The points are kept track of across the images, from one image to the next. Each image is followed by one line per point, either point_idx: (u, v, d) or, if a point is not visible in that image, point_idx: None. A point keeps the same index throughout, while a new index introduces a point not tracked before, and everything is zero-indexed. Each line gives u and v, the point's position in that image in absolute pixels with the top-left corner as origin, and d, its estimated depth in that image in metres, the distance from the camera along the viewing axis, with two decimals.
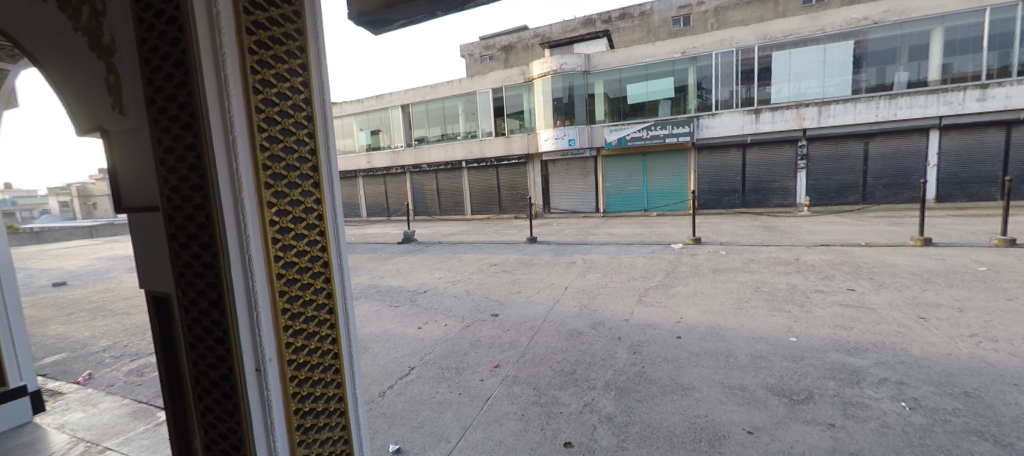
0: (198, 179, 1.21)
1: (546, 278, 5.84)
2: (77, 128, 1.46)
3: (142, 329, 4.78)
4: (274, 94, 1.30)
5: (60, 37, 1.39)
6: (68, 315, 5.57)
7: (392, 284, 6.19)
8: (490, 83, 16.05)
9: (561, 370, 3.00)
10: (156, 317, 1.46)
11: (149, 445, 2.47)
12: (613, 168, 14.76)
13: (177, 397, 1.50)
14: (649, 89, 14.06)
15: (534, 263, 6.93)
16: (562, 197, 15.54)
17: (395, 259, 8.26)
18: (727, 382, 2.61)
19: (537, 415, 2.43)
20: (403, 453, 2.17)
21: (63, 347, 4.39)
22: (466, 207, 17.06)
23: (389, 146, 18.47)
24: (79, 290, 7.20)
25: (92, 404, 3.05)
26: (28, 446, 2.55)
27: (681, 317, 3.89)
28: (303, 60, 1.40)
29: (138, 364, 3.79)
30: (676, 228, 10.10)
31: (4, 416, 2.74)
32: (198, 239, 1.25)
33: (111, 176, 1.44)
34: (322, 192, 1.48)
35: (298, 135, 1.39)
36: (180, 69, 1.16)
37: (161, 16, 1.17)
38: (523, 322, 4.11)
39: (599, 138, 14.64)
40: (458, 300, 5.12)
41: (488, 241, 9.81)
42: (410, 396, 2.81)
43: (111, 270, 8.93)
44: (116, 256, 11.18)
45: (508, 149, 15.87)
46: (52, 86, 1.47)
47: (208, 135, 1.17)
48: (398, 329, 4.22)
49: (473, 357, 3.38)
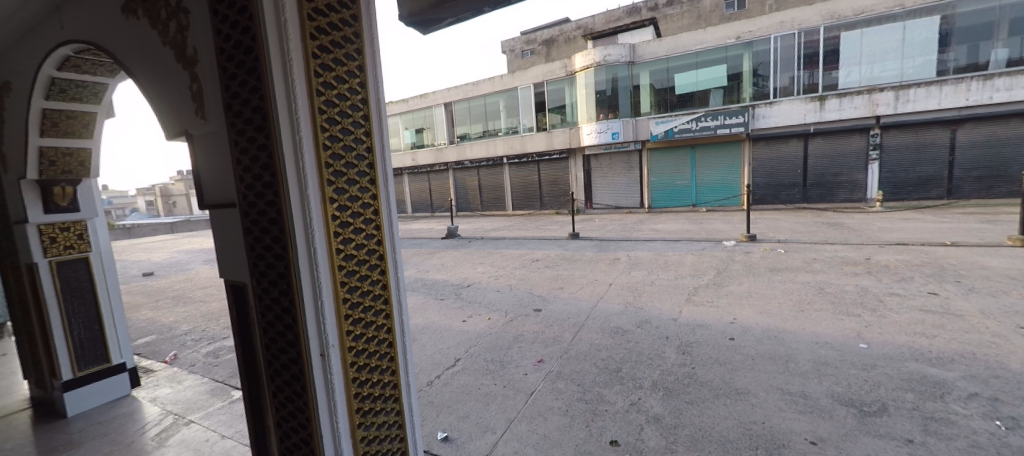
0: (269, 177, 1.31)
1: (589, 275, 5.78)
2: (166, 133, 1.64)
3: (216, 316, 5.27)
4: (334, 96, 1.38)
5: (152, 51, 1.55)
6: (155, 302, 6.26)
7: (437, 278, 6.38)
8: (531, 78, 16.01)
9: (607, 367, 2.96)
10: (234, 303, 1.61)
11: (226, 420, 2.73)
12: (658, 162, 14.23)
13: (252, 377, 1.65)
14: (699, 78, 13.39)
15: (576, 260, 6.85)
16: (605, 193, 15.23)
17: (439, 254, 8.50)
18: (787, 388, 2.46)
19: (582, 411, 2.42)
20: (451, 441, 2.26)
21: (153, 329, 4.94)
22: (507, 203, 17.17)
23: (432, 144, 18.97)
24: (163, 279, 8.06)
25: (178, 381, 3.41)
26: (128, 416, 2.91)
27: (734, 318, 3.71)
28: (359, 62, 1.47)
29: (214, 346, 4.20)
30: (727, 224, 9.57)
31: (108, 388, 3.14)
32: (270, 233, 1.36)
33: (195, 176, 1.60)
34: (378, 188, 1.55)
35: (356, 134, 1.46)
36: (253, 76, 1.26)
37: (237, 26, 1.27)
38: (566, 319, 4.09)
39: (644, 131, 14.16)
40: (501, 294, 5.19)
41: (530, 236, 9.84)
42: (456, 387, 2.89)
43: (188, 262, 9.90)
44: (192, 249, 12.38)
45: (550, 144, 15.78)
46: (147, 96, 1.65)
47: (277, 136, 1.26)
48: (443, 322, 4.35)
49: (517, 351, 3.42)
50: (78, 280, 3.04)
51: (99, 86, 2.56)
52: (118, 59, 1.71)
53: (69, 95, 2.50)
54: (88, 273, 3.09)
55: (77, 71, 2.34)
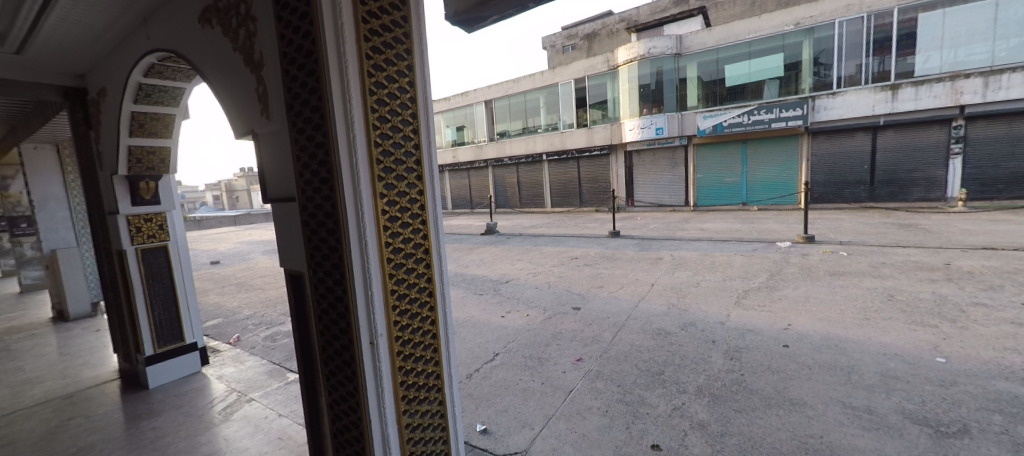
0: (326, 173, 1.39)
1: (630, 274, 5.64)
2: (235, 132, 1.78)
3: (274, 302, 5.67)
4: (385, 95, 1.44)
5: (225, 56, 1.69)
6: (221, 288, 6.81)
7: (477, 273, 6.48)
8: (572, 73, 15.81)
9: (648, 369, 2.89)
10: (293, 291, 1.72)
11: (282, 400, 2.93)
12: (705, 158, 13.60)
13: (307, 361, 1.76)
14: (752, 69, 12.63)
15: (616, 258, 6.71)
16: (647, 190, 14.78)
17: (478, 249, 8.63)
18: (849, 402, 2.29)
19: (622, 412, 2.38)
20: (489, 434, 2.30)
21: (219, 313, 5.40)
22: (546, 200, 17.09)
23: (473, 141, 19.23)
24: (228, 267, 8.77)
25: (240, 361, 3.71)
26: (198, 391, 3.20)
27: (789, 324, 3.49)
28: (408, 62, 1.52)
29: (272, 331, 4.51)
30: (782, 224, 8.99)
31: (181, 364, 3.46)
32: (326, 226, 1.44)
33: (260, 172, 1.72)
34: (424, 184, 1.59)
35: (404, 132, 1.51)
36: (313, 78, 1.34)
37: (298, 31, 1.35)
38: (606, 318, 4.02)
39: (691, 126, 13.56)
40: (540, 291, 5.19)
41: (569, 234, 9.76)
42: (495, 381, 2.93)
43: (249, 253, 10.68)
44: (252, 241, 13.34)
45: (591, 140, 15.52)
46: (218, 98, 1.79)
47: (334, 134, 1.33)
48: (482, 316, 4.42)
49: (555, 348, 3.40)
50: (157, 266, 3.36)
51: (178, 91, 2.82)
52: (196, 66, 1.88)
53: (155, 99, 2.79)
54: (165, 260, 3.42)
55: (162, 77, 2.60)
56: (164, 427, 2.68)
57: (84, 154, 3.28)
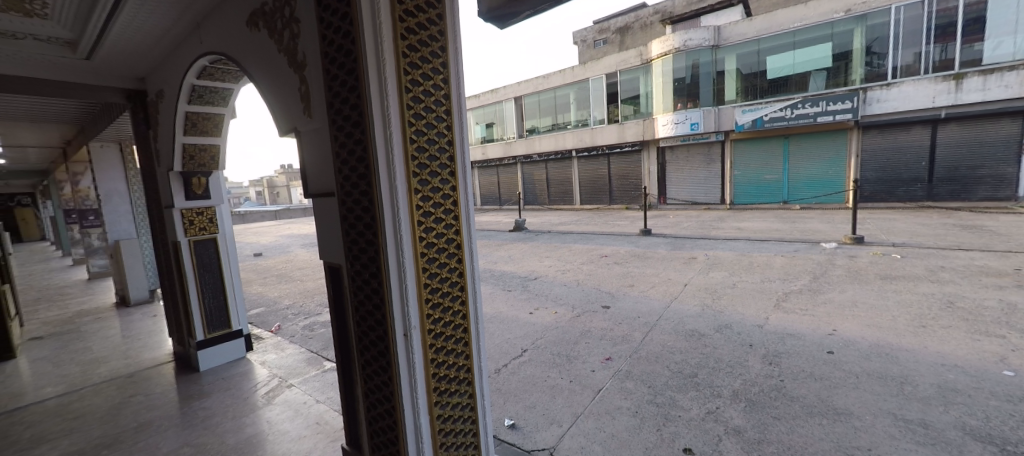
0: (364, 170, 1.43)
1: (661, 273, 5.50)
2: (279, 130, 1.86)
3: (312, 294, 5.92)
4: (420, 93, 1.46)
5: (270, 57, 1.77)
6: (263, 279, 7.18)
7: (505, 270, 6.51)
8: (604, 68, 15.55)
9: (681, 371, 2.81)
10: (331, 282, 1.79)
11: (319, 387, 3.06)
12: (744, 154, 13.03)
13: (344, 350, 1.83)
14: (796, 60, 11.99)
15: (647, 257, 6.57)
16: (680, 187, 14.34)
17: (507, 246, 8.67)
18: (901, 414, 2.14)
19: (653, 414, 2.33)
20: (518, 429, 2.31)
21: (262, 302, 5.69)
22: (575, 197, 16.92)
23: (502, 138, 19.29)
24: (269, 259, 9.23)
25: (281, 349, 3.90)
26: (243, 375, 3.39)
27: (834, 329, 3.30)
28: (443, 59, 1.53)
29: (309, 321, 4.71)
30: (827, 224, 8.49)
31: (228, 350, 3.68)
32: (363, 221, 1.49)
33: (301, 169, 1.80)
34: (457, 180, 1.61)
35: (438, 128, 1.53)
36: (352, 77, 1.38)
37: (338, 32, 1.40)
38: (636, 318, 3.94)
39: (729, 121, 13.01)
40: (568, 289, 5.16)
41: (598, 231, 9.62)
42: (523, 377, 2.95)
43: (288, 246, 11.20)
44: (290, 235, 13.97)
45: (622, 136, 15.21)
46: (264, 97, 1.89)
47: (371, 131, 1.36)
48: (511, 312, 4.44)
49: (584, 347, 3.38)
50: (207, 257, 3.57)
51: (227, 91, 2.98)
52: (243, 67, 1.98)
53: (206, 100, 2.96)
54: (214, 252, 3.63)
55: (213, 79, 2.76)
56: (213, 408, 2.87)
57: (144, 152, 3.53)
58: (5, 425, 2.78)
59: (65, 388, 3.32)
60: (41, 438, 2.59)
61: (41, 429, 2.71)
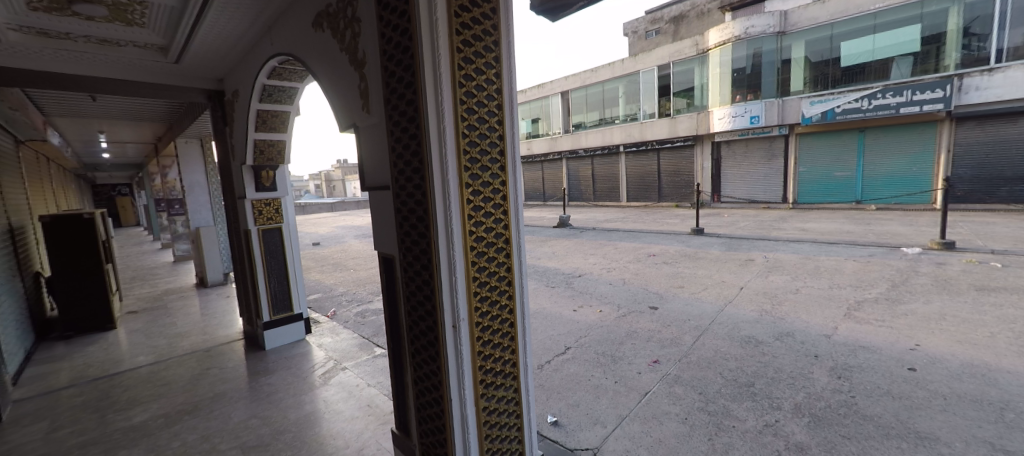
0: (417, 163, 1.46)
1: (715, 275, 5.21)
2: (340, 126, 1.96)
3: (364, 282, 6.24)
4: (473, 87, 1.47)
5: (334, 57, 1.86)
6: (321, 267, 7.66)
7: (549, 266, 6.48)
8: (655, 59, 14.96)
9: (735, 380, 2.65)
10: (385, 272, 1.85)
11: (370, 372, 3.22)
12: (811, 149, 12.01)
13: (396, 339, 1.90)
14: (876, 45, 10.84)
15: (699, 258, 6.25)
16: (737, 184, 13.52)
17: (551, 242, 8.61)
18: (1000, 444, 1.88)
19: (704, 422, 2.22)
20: (561, 427, 2.30)
21: (319, 289, 6.08)
22: (622, 193, 16.45)
23: (547, 133, 19.16)
24: (326, 248, 9.82)
25: (336, 333, 4.15)
26: (302, 355, 3.64)
27: (916, 344, 2.97)
28: (496, 54, 1.53)
29: (361, 308, 4.97)
30: (909, 227, 7.64)
31: (290, 331, 3.97)
32: (415, 213, 1.52)
33: (360, 163, 1.88)
34: (507, 174, 1.61)
35: (489, 122, 1.54)
36: (408, 73, 1.41)
37: (396, 30, 1.43)
38: (686, 320, 3.77)
39: (794, 113, 12.00)
40: (614, 288, 5.03)
41: (646, 229, 9.31)
42: (567, 374, 2.92)
43: (343, 236, 11.84)
44: (345, 226, 14.75)
45: (673, 130, 14.56)
46: (326, 94, 1.99)
47: (426, 125, 1.38)
48: (554, 309, 4.41)
49: (630, 348, 3.28)
50: (273, 245, 3.86)
51: (293, 90, 3.18)
52: (309, 65, 2.09)
53: (275, 99, 3.18)
54: (280, 240, 3.91)
55: (281, 79, 2.96)
56: (277, 384, 3.11)
57: (221, 148, 3.87)
58: (108, 387, 3.19)
59: (155, 357, 3.74)
60: (136, 400, 2.94)
61: (135, 392, 3.07)
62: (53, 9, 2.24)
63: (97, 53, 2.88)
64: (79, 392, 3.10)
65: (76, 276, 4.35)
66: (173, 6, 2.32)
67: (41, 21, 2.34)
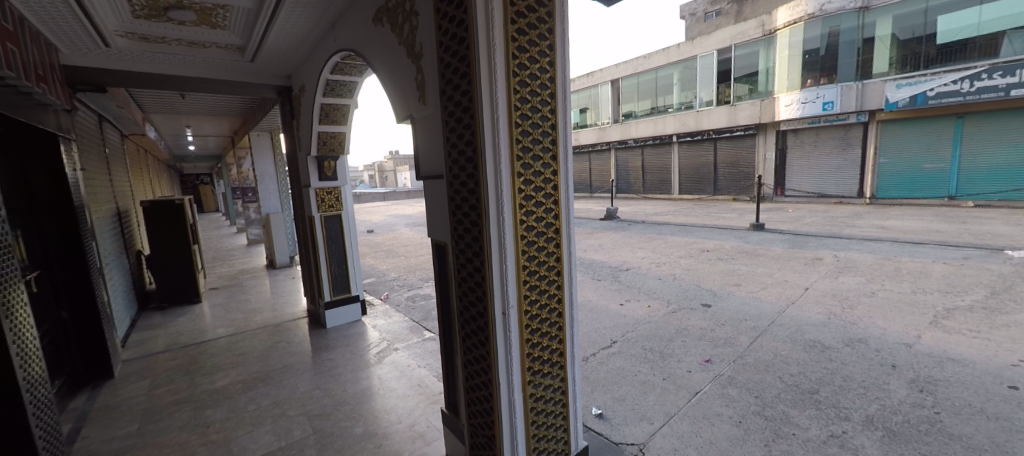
0: (471, 152, 1.49)
1: (775, 274, 4.88)
2: (397, 118, 2.04)
3: (414, 269, 6.50)
4: (527, 76, 1.47)
5: (393, 50, 1.94)
6: (375, 253, 8.07)
7: (595, 258, 6.38)
8: (715, 43, 14.10)
9: (797, 385, 2.48)
10: (437, 259, 1.92)
11: (420, 354, 3.38)
12: (894, 138, 10.75)
13: (447, 324, 1.97)
14: (983, 18, 9.51)
15: (758, 255, 5.87)
16: (804, 176, 12.47)
17: (598, 234, 8.46)
18: None
19: (760, 427, 2.11)
20: (606, 419, 2.29)
21: (374, 273, 6.43)
22: (674, 186, 15.74)
23: (596, 123, 18.69)
24: (379, 236, 10.33)
25: (389, 316, 4.38)
26: (359, 335, 3.88)
27: (1019, 359, 2.61)
28: (550, 41, 1.52)
29: (412, 293, 5.20)
30: (1015, 227, 6.68)
31: (348, 312, 4.24)
32: (468, 202, 1.56)
33: (416, 153, 1.95)
34: (558, 164, 1.61)
35: (542, 112, 1.54)
36: (463, 63, 1.43)
37: (452, 22, 1.46)
38: (742, 320, 3.58)
39: (876, 98, 10.73)
40: (663, 283, 4.86)
41: (700, 224, 8.86)
42: (613, 368, 2.89)
43: (395, 225, 12.36)
44: (396, 215, 15.38)
45: (732, 119, 13.67)
46: (385, 87, 2.08)
47: (480, 115, 1.40)
48: (600, 302, 4.36)
49: (679, 345, 3.17)
50: (334, 231, 4.13)
51: (353, 84, 3.36)
52: (368, 59, 2.19)
53: (338, 93, 3.37)
54: (339, 227, 4.17)
55: (343, 73, 3.13)
56: (337, 360, 3.35)
57: (289, 140, 4.16)
58: (196, 353, 3.60)
59: (233, 330, 4.16)
60: (217, 367, 3.29)
61: (217, 360, 3.44)
62: (152, 16, 2.51)
63: (187, 56, 3.20)
64: (172, 356, 3.53)
65: (170, 254, 4.93)
66: (251, 9, 2.52)
67: (142, 27, 2.64)
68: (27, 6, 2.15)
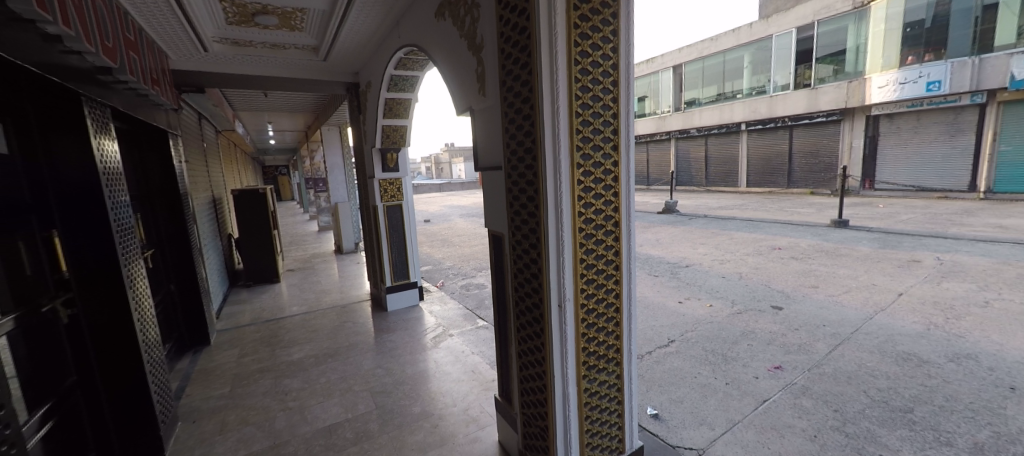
0: (530, 143, 1.48)
1: (860, 276, 4.39)
2: (457, 110, 2.08)
3: (468, 258, 6.67)
4: (589, 63, 1.43)
5: (454, 43, 1.97)
6: (431, 242, 8.38)
7: (652, 253, 6.13)
8: (795, 20, 12.85)
9: (885, 402, 2.23)
10: (494, 249, 1.95)
11: (474, 341, 3.47)
12: (1019, 122, 9.14)
13: (502, 314, 2.00)
14: None
15: (840, 255, 5.31)
16: (900, 168, 11.03)
17: (655, 229, 8.11)
18: None
19: (839, 444, 1.92)
20: (662, 420, 2.21)
21: (430, 261, 6.69)
22: (741, 178, 14.64)
23: (655, 112, 17.82)
24: (436, 225, 10.71)
25: (444, 302, 4.55)
26: (416, 319, 4.07)
27: None
28: (614, 26, 1.46)
29: (466, 282, 5.35)
30: None
31: (407, 296, 4.46)
32: (526, 193, 1.56)
33: (474, 145, 1.98)
34: (619, 154, 1.55)
35: (604, 101, 1.49)
36: (525, 53, 1.41)
37: (514, 13, 1.45)
38: (820, 326, 3.26)
39: (997, 75, 9.15)
40: (727, 282, 4.56)
41: (771, 219, 8.18)
42: (671, 368, 2.77)
43: (449, 215, 12.72)
44: (450, 205, 15.81)
45: (813, 103, 12.36)
46: (446, 80, 2.12)
47: (540, 105, 1.38)
48: (657, 299, 4.19)
49: (744, 349, 2.97)
50: (395, 221, 4.34)
51: (415, 79, 3.47)
52: (430, 51, 2.24)
53: (401, 87, 3.51)
54: (400, 217, 4.38)
55: (406, 69, 3.25)
56: (397, 342, 3.54)
57: (356, 133, 4.41)
58: (275, 328, 3.98)
59: (306, 308, 4.54)
60: (294, 341, 3.62)
61: (293, 335, 3.77)
62: (242, 22, 2.78)
63: (270, 57, 3.49)
64: (256, 329, 3.94)
65: (255, 238, 5.48)
66: (325, 11, 2.69)
67: (233, 32, 2.92)
68: (145, 17, 2.46)
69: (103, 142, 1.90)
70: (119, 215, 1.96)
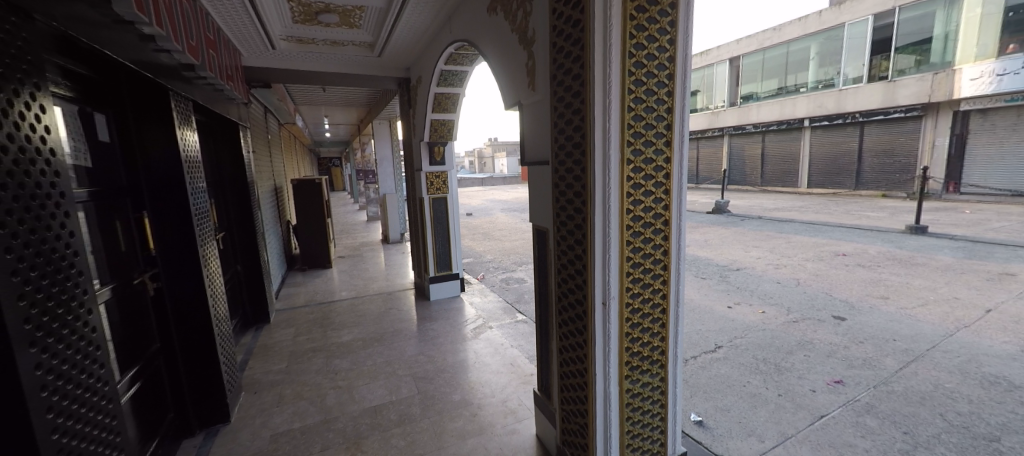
0: (579, 137, 1.46)
1: (938, 288, 3.97)
2: (506, 104, 2.09)
3: (509, 252, 6.72)
4: (644, 56, 1.38)
5: (506, 37, 1.97)
6: (473, 235, 8.52)
7: (699, 255, 5.87)
8: (871, 6, 11.68)
9: (966, 428, 2.00)
10: (537, 244, 1.95)
11: (512, 334, 3.50)
12: None
13: (543, 308, 2.00)
14: None
15: (915, 264, 4.82)
16: (992, 169, 9.82)
17: (704, 229, 7.74)
18: None
19: None
20: (706, 428, 2.13)
21: (471, 254, 6.80)
22: (802, 178, 13.62)
23: (708, 107, 16.94)
24: (477, 219, 10.85)
25: (484, 295, 4.62)
26: (457, 310, 4.16)
27: None
28: (672, 17, 1.40)
29: (505, 276, 5.39)
30: None
31: (449, 287, 4.57)
32: (573, 188, 1.54)
33: (521, 139, 1.98)
34: (672, 150, 1.49)
35: (659, 94, 1.43)
36: (578, 46, 1.39)
37: (567, 7, 1.43)
38: (889, 340, 2.98)
39: None
40: (783, 288, 4.28)
41: (835, 223, 7.56)
42: (717, 374, 2.65)
43: (491, 209, 12.84)
44: (492, 200, 15.97)
45: (889, 97, 11.23)
46: (496, 75, 2.13)
47: (591, 98, 1.36)
48: (703, 302, 4.00)
49: (801, 359, 2.78)
50: (440, 213, 4.45)
51: (463, 74, 3.53)
52: (481, 47, 2.26)
53: (449, 82, 3.58)
54: (445, 209, 4.48)
55: (455, 63, 3.30)
56: (438, 330, 3.64)
57: (406, 127, 4.55)
58: (326, 311, 4.22)
59: (354, 294, 4.77)
60: (343, 325, 3.82)
61: (342, 319, 3.99)
62: (307, 20, 2.95)
63: (330, 54, 3.68)
64: (310, 311, 4.20)
65: (310, 225, 5.82)
66: (382, 8, 2.80)
67: (299, 31, 3.11)
68: (223, 19, 2.68)
69: (185, 133, 2.10)
70: (197, 201, 2.15)
